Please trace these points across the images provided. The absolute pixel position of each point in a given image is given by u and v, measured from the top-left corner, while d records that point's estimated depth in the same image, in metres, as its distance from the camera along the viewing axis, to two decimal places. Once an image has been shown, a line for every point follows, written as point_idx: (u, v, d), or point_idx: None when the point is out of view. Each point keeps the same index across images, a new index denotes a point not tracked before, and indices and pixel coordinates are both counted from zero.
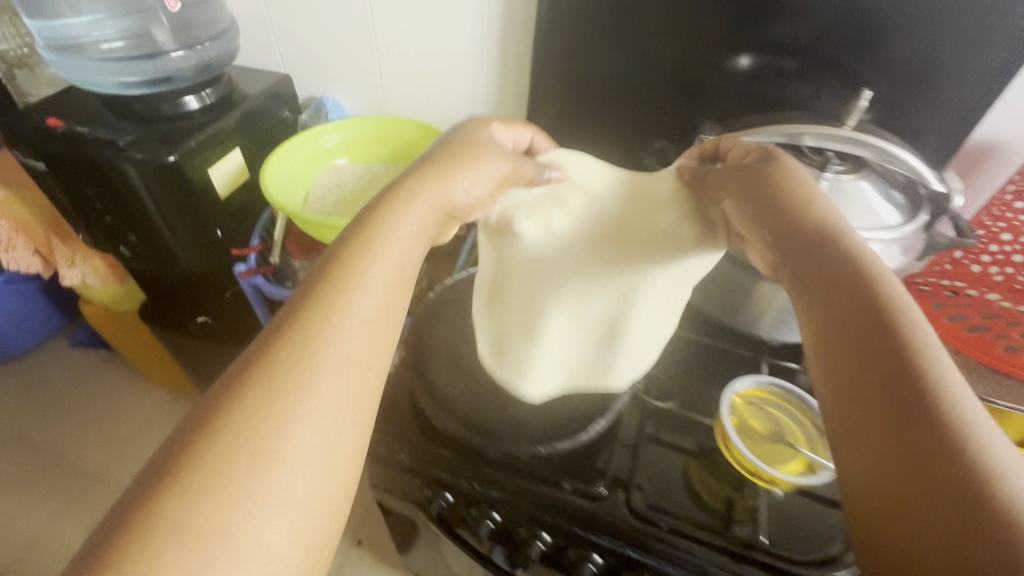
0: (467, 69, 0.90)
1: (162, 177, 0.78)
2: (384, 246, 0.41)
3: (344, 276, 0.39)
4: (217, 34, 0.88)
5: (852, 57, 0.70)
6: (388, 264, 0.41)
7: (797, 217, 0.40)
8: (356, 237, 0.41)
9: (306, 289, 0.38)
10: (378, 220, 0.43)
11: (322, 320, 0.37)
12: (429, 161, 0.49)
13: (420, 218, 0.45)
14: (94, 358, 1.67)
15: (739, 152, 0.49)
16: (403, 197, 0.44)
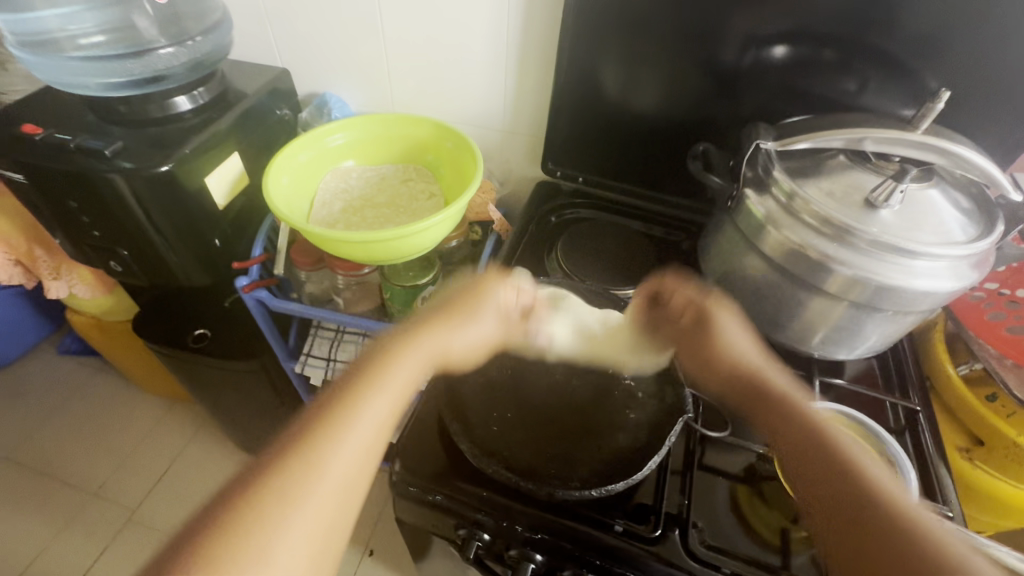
0: (479, 62, 0.85)
1: (154, 187, 0.71)
2: (399, 367, 0.49)
3: (379, 373, 0.49)
4: (211, 28, 0.80)
5: (907, 50, 0.64)
6: (397, 387, 0.48)
7: (727, 357, 0.55)
8: (391, 344, 0.51)
9: (356, 368, 0.49)
10: (405, 332, 0.52)
11: (366, 394, 0.47)
12: (424, 321, 0.53)
13: (415, 368, 0.50)
14: (84, 366, 1.60)
15: (682, 305, 0.60)
16: (407, 339, 0.52)
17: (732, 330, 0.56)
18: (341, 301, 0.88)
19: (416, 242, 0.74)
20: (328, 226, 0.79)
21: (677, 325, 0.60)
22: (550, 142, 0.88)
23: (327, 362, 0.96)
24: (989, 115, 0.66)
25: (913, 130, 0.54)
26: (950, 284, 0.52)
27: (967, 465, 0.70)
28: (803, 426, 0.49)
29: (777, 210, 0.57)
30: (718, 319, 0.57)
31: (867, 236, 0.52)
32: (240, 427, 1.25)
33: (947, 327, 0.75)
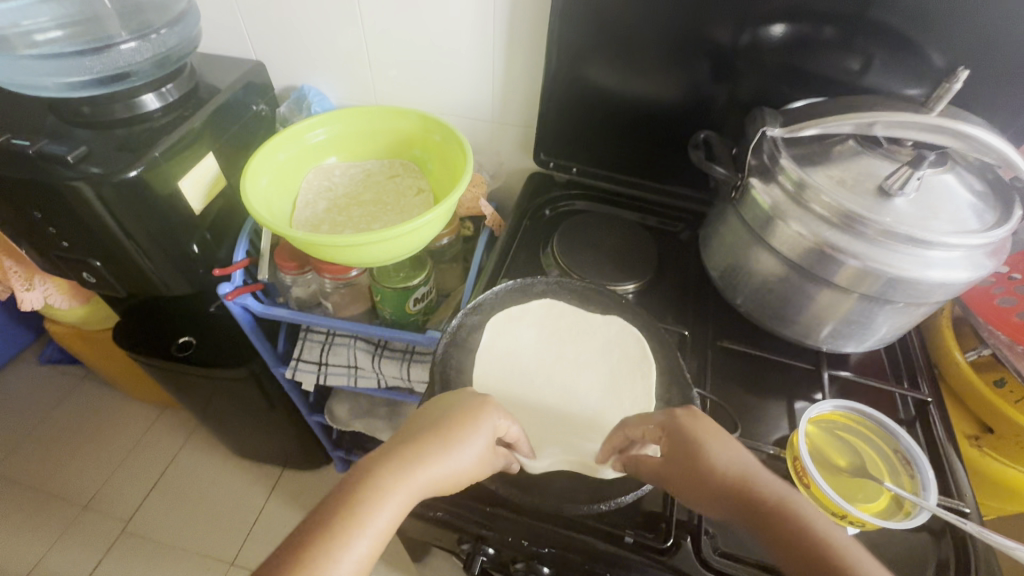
0: (463, 49, 0.80)
1: (123, 195, 0.66)
2: (378, 511, 0.40)
3: (349, 516, 0.39)
4: (176, 19, 0.75)
5: (912, 26, 0.61)
6: (374, 533, 0.39)
7: (714, 477, 0.44)
8: (370, 479, 0.42)
9: (327, 507, 0.40)
10: (385, 469, 0.43)
11: (330, 546, 0.37)
12: (406, 450, 0.45)
13: (395, 508, 0.41)
14: (68, 374, 1.55)
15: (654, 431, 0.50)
16: (389, 460, 0.44)
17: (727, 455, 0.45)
18: (330, 305, 0.85)
19: (406, 242, 0.70)
20: (313, 228, 0.75)
21: (652, 460, 0.49)
22: (542, 133, 0.85)
23: (319, 367, 0.93)
24: (996, 90, 0.63)
25: (928, 113, 0.52)
26: (965, 274, 0.50)
27: (981, 456, 0.68)
28: (803, 540, 0.38)
29: (784, 198, 0.54)
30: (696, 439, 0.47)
31: (879, 226, 0.49)
32: (232, 432, 1.22)
33: (954, 312, 0.73)
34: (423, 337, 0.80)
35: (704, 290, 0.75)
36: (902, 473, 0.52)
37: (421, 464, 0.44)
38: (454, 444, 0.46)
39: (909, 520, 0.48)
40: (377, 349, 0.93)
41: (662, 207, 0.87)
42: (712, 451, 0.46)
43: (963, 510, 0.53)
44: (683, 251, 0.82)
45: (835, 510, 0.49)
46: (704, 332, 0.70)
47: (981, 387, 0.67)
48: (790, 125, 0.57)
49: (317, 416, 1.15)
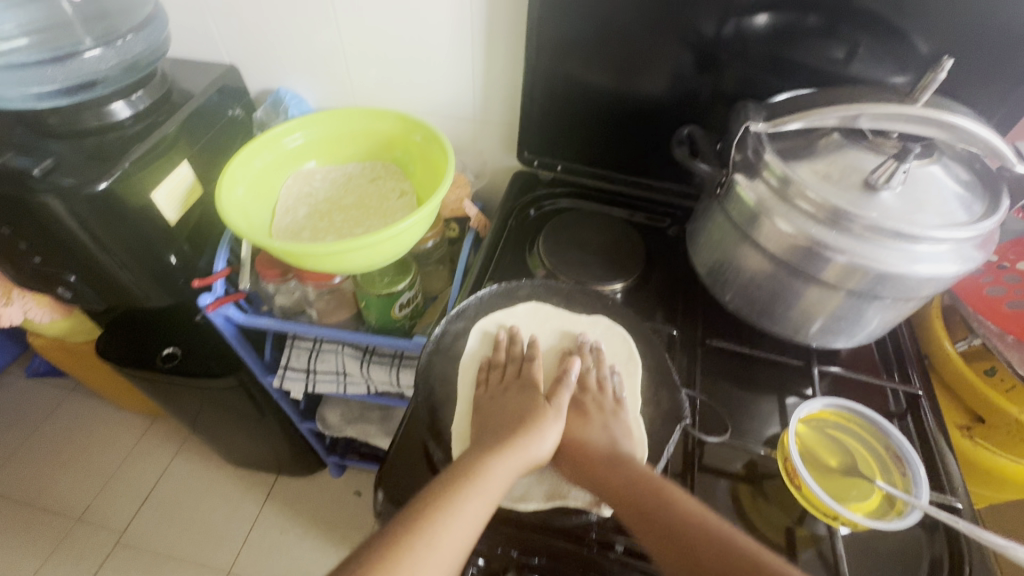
0: (441, 46, 0.79)
1: (95, 208, 0.65)
2: (488, 480, 0.47)
3: (471, 477, 0.47)
4: (142, 24, 0.72)
5: (895, 13, 0.60)
6: (487, 497, 0.46)
7: (593, 455, 0.52)
8: (483, 451, 0.50)
9: (452, 470, 0.48)
10: (494, 443, 0.51)
11: (460, 497, 0.45)
12: (508, 429, 0.53)
13: (505, 477, 0.49)
14: (55, 387, 1.53)
15: (589, 381, 0.60)
16: (491, 440, 0.51)
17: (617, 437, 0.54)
18: (315, 313, 0.83)
19: (389, 247, 0.68)
20: (294, 235, 0.74)
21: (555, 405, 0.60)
22: (525, 131, 0.83)
23: (307, 375, 0.91)
24: (981, 77, 0.62)
25: (912, 103, 0.51)
26: (954, 268, 0.49)
27: (971, 444, 0.67)
28: (623, 477, 0.49)
29: (769, 193, 0.53)
30: (596, 419, 0.56)
31: (865, 222, 0.48)
32: (223, 441, 1.20)
33: (944, 301, 0.73)
34: (410, 343, 0.79)
35: (692, 287, 0.74)
36: (894, 470, 0.52)
37: (522, 441, 0.52)
38: (544, 424, 0.54)
39: (902, 520, 0.48)
40: (365, 354, 0.92)
41: (649, 203, 0.86)
42: (594, 437, 0.54)
43: (954, 505, 0.53)
44: (671, 247, 0.81)
45: (827, 511, 0.49)
46: (693, 330, 0.69)
47: (973, 377, 0.67)
48: (774, 119, 0.55)
49: (309, 423, 1.14)
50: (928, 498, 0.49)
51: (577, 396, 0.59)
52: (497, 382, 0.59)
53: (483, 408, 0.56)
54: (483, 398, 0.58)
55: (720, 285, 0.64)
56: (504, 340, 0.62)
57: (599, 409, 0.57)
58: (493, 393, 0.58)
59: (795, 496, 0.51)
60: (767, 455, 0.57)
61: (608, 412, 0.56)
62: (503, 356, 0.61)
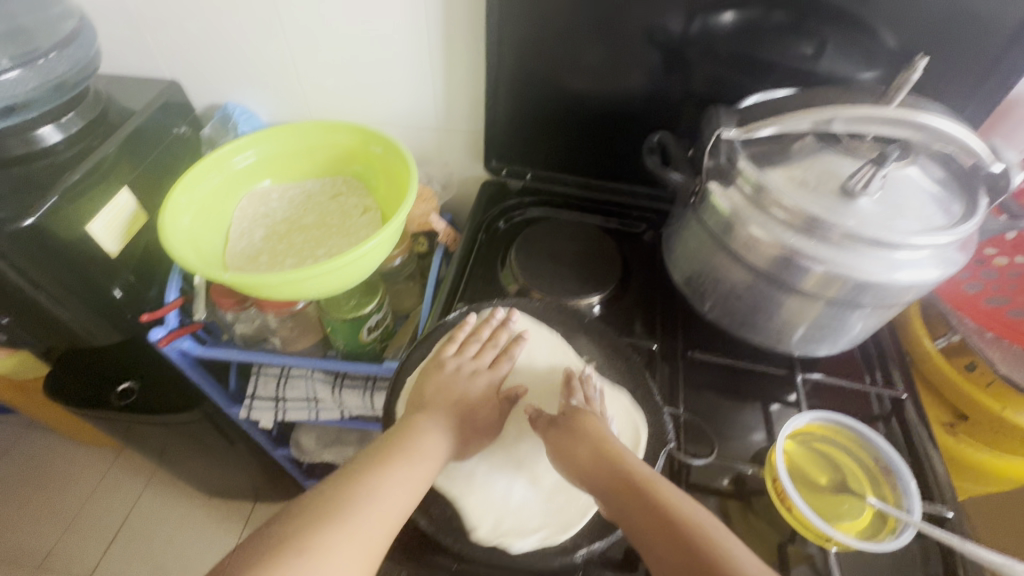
0: (397, 53, 0.75)
1: (22, 246, 0.59)
2: (427, 440, 0.51)
3: (395, 458, 0.48)
4: (65, 40, 0.66)
5: (861, 7, 0.58)
6: (425, 454, 0.49)
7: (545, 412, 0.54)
8: (411, 433, 0.51)
9: (377, 450, 0.49)
10: (424, 423, 0.52)
11: (397, 457, 0.48)
12: (451, 399, 0.55)
13: (443, 440, 0.52)
14: (10, 426, 1.44)
15: (593, 400, 0.55)
16: (438, 405, 0.54)
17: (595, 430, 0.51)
18: (278, 341, 0.79)
19: (352, 271, 0.64)
20: (250, 259, 0.69)
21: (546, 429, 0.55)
22: (491, 139, 0.80)
23: (276, 403, 0.86)
24: (948, 69, 0.61)
25: (886, 104, 0.48)
26: (935, 273, 0.48)
27: (956, 441, 0.67)
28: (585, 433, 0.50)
29: (743, 202, 0.51)
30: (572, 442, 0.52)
31: (842, 230, 0.46)
32: (193, 472, 1.14)
33: (922, 296, 0.72)
34: (380, 367, 0.76)
35: (670, 295, 0.72)
36: (883, 483, 0.51)
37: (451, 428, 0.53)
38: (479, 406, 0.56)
39: (896, 537, 0.47)
40: (337, 378, 0.87)
41: (625, 209, 0.83)
42: None
43: (945, 515, 0.51)
44: (646, 254, 0.79)
45: (819, 533, 0.48)
46: (674, 342, 0.67)
47: (952, 374, 0.66)
48: (746, 124, 0.53)
49: (284, 449, 1.09)
50: (919, 512, 0.48)
51: (587, 408, 0.54)
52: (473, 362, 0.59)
53: (451, 384, 0.57)
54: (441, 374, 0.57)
55: (691, 286, 0.62)
56: (496, 321, 0.62)
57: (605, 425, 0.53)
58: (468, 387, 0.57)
59: (786, 517, 0.50)
60: (755, 472, 0.55)
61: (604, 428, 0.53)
62: (485, 335, 0.61)
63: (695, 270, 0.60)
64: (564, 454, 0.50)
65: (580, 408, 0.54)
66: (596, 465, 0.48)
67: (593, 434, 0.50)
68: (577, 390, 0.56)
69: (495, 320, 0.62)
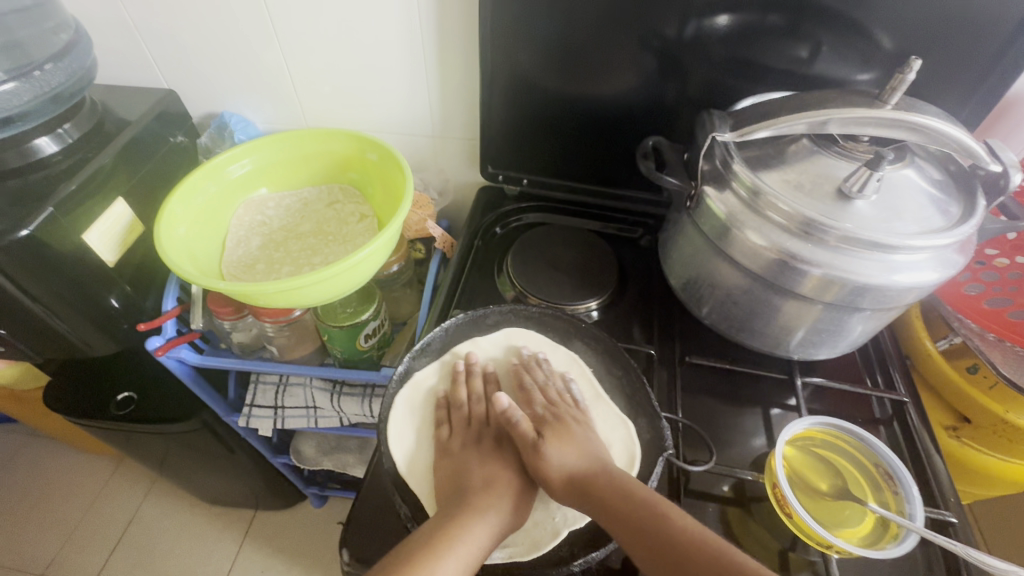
0: (393, 60, 0.75)
1: (19, 258, 0.59)
2: (468, 533, 0.45)
3: (446, 542, 0.44)
4: (60, 52, 0.66)
5: (854, 8, 0.58)
6: (464, 549, 0.44)
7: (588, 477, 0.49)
8: (461, 513, 0.47)
9: (428, 535, 0.44)
10: (477, 504, 0.48)
11: (433, 555, 0.42)
12: (486, 482, 0.50)
13: (483, 530, 0.46)
14: (12, 434, 1.44)
15: (550, 394, 0.58)
16: (477, 489, 0.50)
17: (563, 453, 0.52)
18: (275, 349, 0.79)
19: (349, 278, 0.63)
20: (247, 268, 0.69)
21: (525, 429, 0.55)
22: (487, 145, 0.80)
23: (275, 412, 0.86)
24: (944, 70, 0.61)
25: (882, 106, 0.48)
26: (934, 275, 0.47)
27: (955, 443, 0.67)
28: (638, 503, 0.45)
29: (739, 206, 0.51)
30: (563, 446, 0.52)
31: (839, 233, 0.46)
32: (193, 481, 1.14)
33: (922, 299, 0.71)
34: (378, 375, 0.75)
35: (668, 299, 0.72)
36: (885, 489, 0.51)
37: (502, 509, 0.49)
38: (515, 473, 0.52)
39: (898, 544, 0.46)
40: (335, 387, 0.87)
41: (621, 213, 0.83)
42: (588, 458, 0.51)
43: (948, 521, 0.51)
44: (643, 258, 0.78)
45: (820, 541, 0.47)
46: (671, 346, 0.67)
47: (953, 377, 0.65)
48: (740, 128, 0.53)
49: (283, 457, 1.09)
50: (922, 518, 0.47)
51: (551, 408, 0.56)
52: (462, 432, 0.56)
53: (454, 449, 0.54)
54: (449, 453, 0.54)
55: (686, 292, 0.62)
56: (462, 373, 0.59)
57: (574, 420, 0.55)
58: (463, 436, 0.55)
59: (787, 524, 0.50)
60: (755, 478, 0.54)
61: (585, 423, 0.55)
62: (463, 392, 0.58)
63: (691, 280, 0.61)
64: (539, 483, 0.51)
65: (547, 413, 0.55)
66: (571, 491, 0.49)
67: (563, 460, 0.51)
68: (532, 386, 0.58)
69: (461, 373, 0.60)
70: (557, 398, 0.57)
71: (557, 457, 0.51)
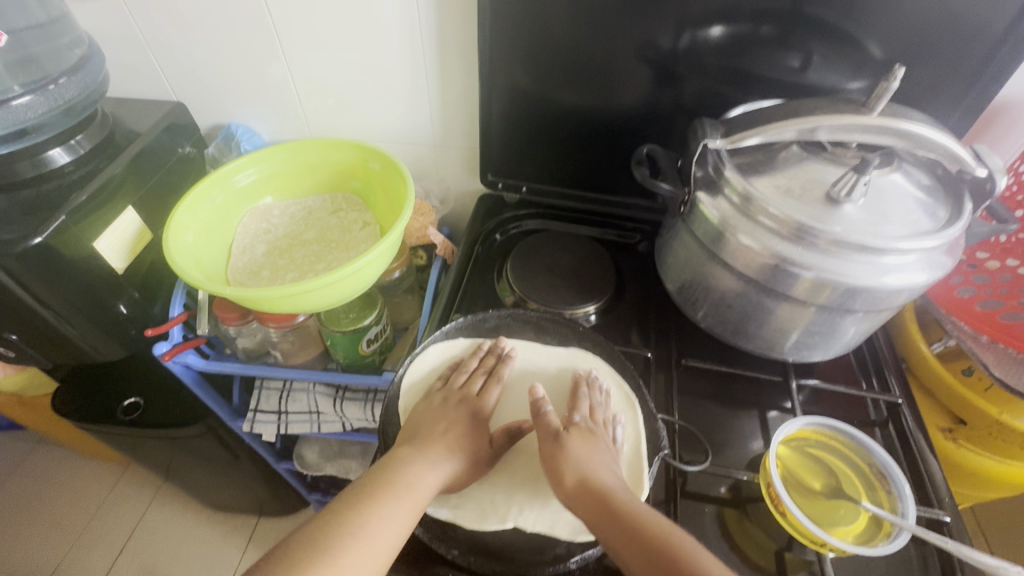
0: (396, 72, 0.77)
1: (33, 265, 0.61)
2: (422, 476, 0.49)
3: (400, 487, 0.48)
4: (74, 66, 0.69)
5: (843, 19, 0.59)
6: (418, 494, 0.48)
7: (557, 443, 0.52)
8: (414, 459, 0.51)
9: (383, 473, 0.49)
10: (427, 454, 0.52)
11: (391, 498, 0.47)
12: (448, 433, 0.54)
13: (436, 476, 0.50)
14: (20, 441, 1.46)
15: (595, 412, 0.56)
16: (442, 438, 0.53)
17: (581, 452, 0.51)
18: (279, 354, 0.80)
19: (351, 284, 0.65)
20: (252, 275, 0.70)
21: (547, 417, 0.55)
22: (487, 154, 0.82)
23: (278, 417, 0.87)
24: (932, 77, 0.62)
25: (869, 113, 0.49)
26: (924, 277, 0.48)
27: (955, 447, 0.67)
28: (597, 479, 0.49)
29: (732, 211, 0.52)
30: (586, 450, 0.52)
31: (829, 236, 0.47)
32: (197, 487, 1.15)
33: (916, 302, 0.72)
34: (380, 379, 0.77)
35: (665, 303, 0.73)
36: (879, 489, 0.52)
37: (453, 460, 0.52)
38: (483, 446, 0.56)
39: (890, 541, 0.47)
40: (338, 392, 0.88)
41: (620, 219, 0.85)
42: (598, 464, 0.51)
43: (943, 520, 0.51)
44: (640, 263, 0.80)
45: (815, 539, 0.48)
46: (668, 350, 0.68)
47: (947, 380, 0.66)
48: (732, 135, 0.55)
49: (286, 463, 1.10)
50: (914, 516, 0.48)
51: (591, 423, 0.55)
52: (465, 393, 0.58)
53: (433, 406, 0.57)
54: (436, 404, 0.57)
55: (682, 291, 0.63)
56: (484, 349, 0.62)
57: (606, 440, 0.54)
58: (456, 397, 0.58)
59: (783, 523, 0.50)
60: (751, 479, 0.55)
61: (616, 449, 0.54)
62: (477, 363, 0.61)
63: (687, 281, 0.62)
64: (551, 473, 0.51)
65: (581, 424, 0.54)
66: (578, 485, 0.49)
67: (575, 460, 0.51)
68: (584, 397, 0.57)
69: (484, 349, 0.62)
70: (601, 422, 0.56)
71: (573, 455, 0.51)
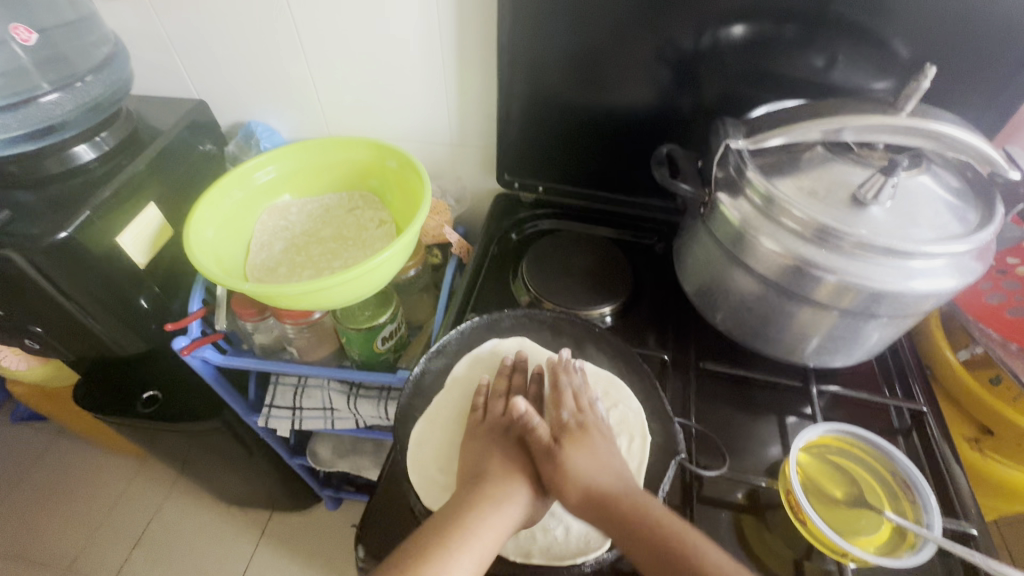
0: (413, 70, 0.77)
1: (59, 258, 0.62)
2: (487, 522, 0.46)
3: (462, 533, 0.44)
4: (100, 65, 0.70)
5: (869, 17, 0.58)
6: (481, 544, 0.44)
7: (594, 485, 0.48)
8: (480, 503, 0.47)
9: (443, 521, 0.45)
10: (495, 495, 0.48)
11: (450, 554, 0.43)
12: (515, 467, 0.50)
13: (509, 516, 0.47)
14: (42, 432, 1.49)
15: (581, 400, 0.55)
16: (506, 466, 0.50)
17: (582, 461, 0.49)
18: (295, 350, 0.80)
19: (367, 283, 0.65)
20: (270, 271, 0.71)
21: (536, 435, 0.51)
22: (503, 154, 0.82)
23: (293, 413, 0.88)
24: (961, 76, 0.60)
25: (897, 113, 0.48)
26: (953, 282, 0.47)
27: (983, 458, 0.65)
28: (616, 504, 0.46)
29: (753, 213, 0.51)
30: (584, 454, 0.50)
31: (854, 239, 0.46)
32: (210, 481, 1.16)
33: (941, 309, 0.70)
34: (395, 377, 0.77)
35: (683, 308, 0.72)
36: (902, 498, 0.51)
37: (530, 500, 0.49)
38: (539, 470, 0.51)
39: (914, 553, 0.46)
40: (351, 389, 0.88)
41: (637, 221, 0.84)
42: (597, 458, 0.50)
43: (969, 533, 0.50)
44: (657, 267, 0.78)
45: (835, 548, 0.47)
46: (685, 354, 0.67)
47: (977, 386, 0.65)
48: (755, 135, 0.54)
49: (300, 459, 1.11)
50: (940, 528, 0.47)
51: (579, 414, 0.54)
52: (501, 416, 0.55)
53: (481, 432, 0.54)
54: (477, 438, 0.54)
55: (701, 295, 0.62)
56: (511, 367, 0.59)
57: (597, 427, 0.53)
58: (495, 422, 0.55)
59: (802, 532, 0.49)
60: (769, 485, 0.54)
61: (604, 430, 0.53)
62: (511, 386, 0.58)
63: (697, 282, 0.62)
64: (553, 488, 0.49)
65: (571, 420, 0.53)
66: (581, 498, 0.47)
67: (581, 467, 0.49)
68: (566, 386, 0.56)
69: (510, 367, 0.59)
70: (586, 406, 0.55)
71: (574, 465, 0.49)
